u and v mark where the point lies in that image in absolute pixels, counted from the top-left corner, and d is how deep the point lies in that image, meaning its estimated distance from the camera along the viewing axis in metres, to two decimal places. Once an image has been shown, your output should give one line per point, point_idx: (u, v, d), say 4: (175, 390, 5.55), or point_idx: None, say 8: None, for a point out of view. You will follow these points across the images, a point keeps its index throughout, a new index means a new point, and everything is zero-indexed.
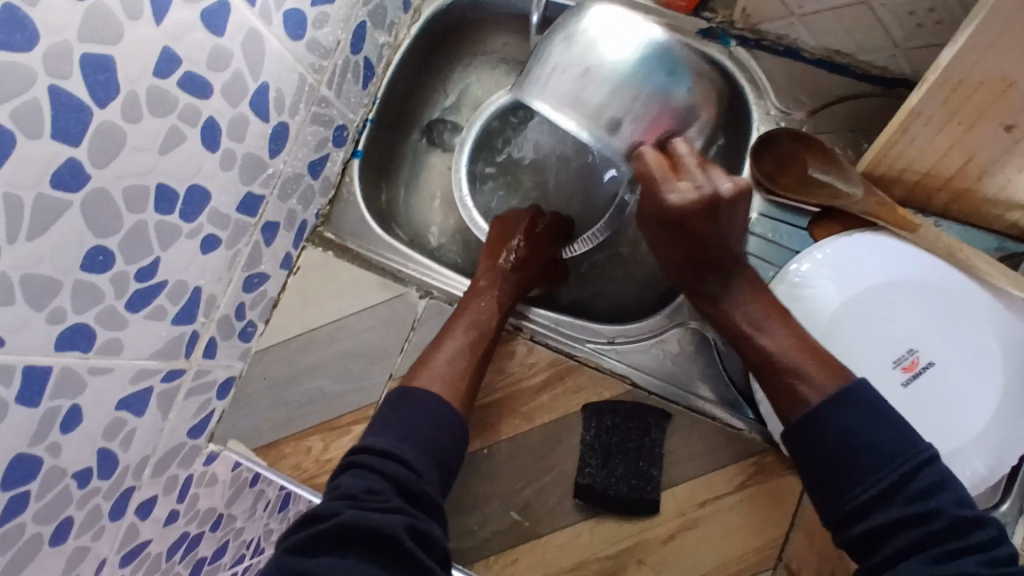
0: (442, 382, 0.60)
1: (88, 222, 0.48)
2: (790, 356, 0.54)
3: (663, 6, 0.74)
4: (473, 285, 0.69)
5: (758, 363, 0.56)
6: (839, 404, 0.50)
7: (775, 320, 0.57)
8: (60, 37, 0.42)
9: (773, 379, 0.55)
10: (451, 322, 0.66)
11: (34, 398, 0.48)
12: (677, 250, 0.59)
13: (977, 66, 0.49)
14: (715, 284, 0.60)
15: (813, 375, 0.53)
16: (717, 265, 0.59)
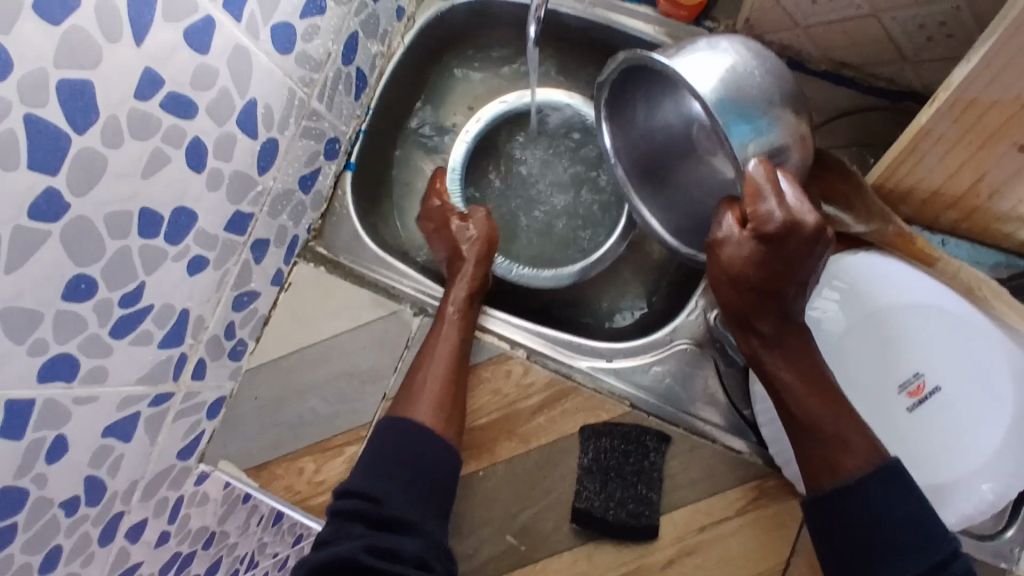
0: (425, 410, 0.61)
1: (70, 250, 0.46)
2: (833, 424, 0.54)
3: (664, 16, 0.71)
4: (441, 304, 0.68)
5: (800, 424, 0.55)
6: (879, 475, 0.52)
7: (819, 383, 0.55)
8: (35, 64, 0.40)
9: (805, 442, 0.55)
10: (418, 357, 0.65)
11: (17, 431, 0.47)
12: (741, 281, 0.56)
13: (992, 86, 0.47)
14: (768, 326, 0.56)
15: (857, 448, 0.53)
16: (782, 308, 0.56)
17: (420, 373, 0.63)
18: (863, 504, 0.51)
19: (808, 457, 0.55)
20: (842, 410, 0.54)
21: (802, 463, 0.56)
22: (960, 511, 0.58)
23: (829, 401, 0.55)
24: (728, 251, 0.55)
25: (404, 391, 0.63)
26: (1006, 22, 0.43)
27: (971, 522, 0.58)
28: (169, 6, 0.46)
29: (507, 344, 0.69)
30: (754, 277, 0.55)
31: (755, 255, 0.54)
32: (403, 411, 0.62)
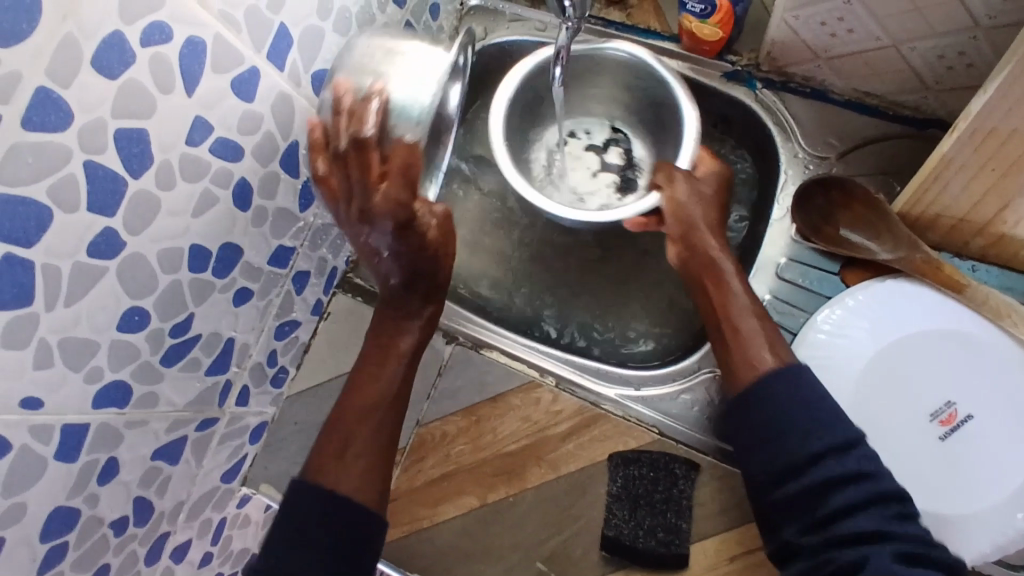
0: (349, 473, 0.54)
1: (125, 285, 0.50)
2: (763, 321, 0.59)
3: (687, 51, 0.73)
4: (376, 342, 0.62)
5: (728, 328, 0.59)
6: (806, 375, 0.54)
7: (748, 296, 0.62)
8: (95, 114, 0.43)
9: (733, 348, 0.58)
10: (348, 397, 0.59)
11: (71, 453, 0.50)
12: (693, 208, 0.64)
13: (1010, 115, 0.48)
14: (713, 246, 0.63)
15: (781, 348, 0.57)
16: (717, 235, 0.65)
17: (346, 414, 0.58)
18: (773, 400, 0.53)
19: (731, 360, 0.58)
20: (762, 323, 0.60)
21: (728, 371, 0.58)
22: (992, 541, 0.56)
23: (757, 306, 0.60)
24: (682, 185, 0.64)
25: (327, 447, 0.55)
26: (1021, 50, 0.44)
27: (1004, 552, 0.57)
28: (218, 59, 0.49)
29: (535, 372, 0.71)
30: (706, 203, 0.65)
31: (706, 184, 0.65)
32: (322, 474, 0.54)
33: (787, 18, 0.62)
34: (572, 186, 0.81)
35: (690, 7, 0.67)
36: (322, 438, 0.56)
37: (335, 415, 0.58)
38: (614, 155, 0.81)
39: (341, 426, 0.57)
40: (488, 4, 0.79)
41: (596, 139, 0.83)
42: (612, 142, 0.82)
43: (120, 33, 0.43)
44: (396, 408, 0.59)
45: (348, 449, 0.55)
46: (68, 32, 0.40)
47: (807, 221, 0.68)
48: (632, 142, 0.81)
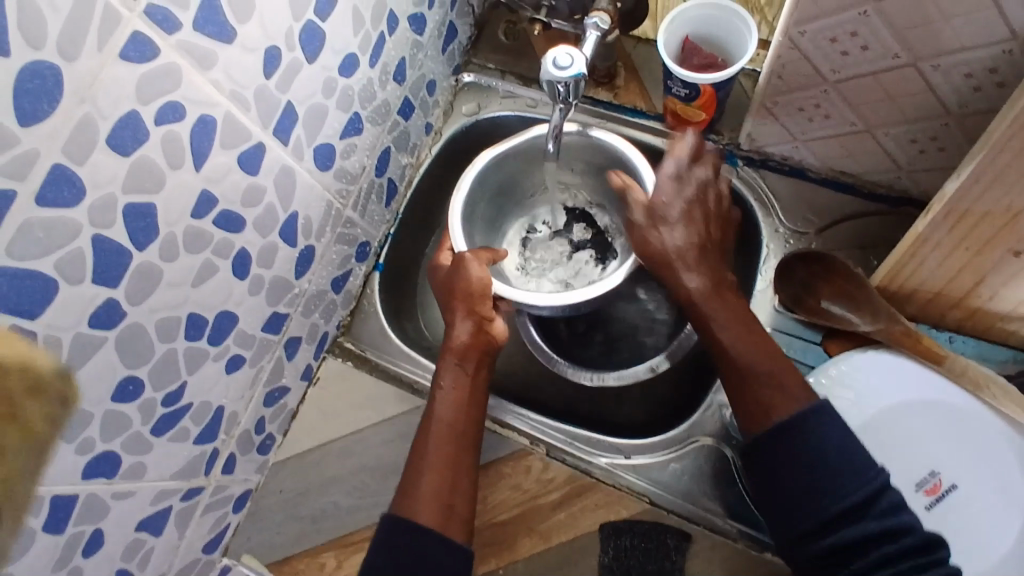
0: (424, 503, 0.56)
1: (123, 355, 0.50)
2: (762, 360, 0.58)
3: (671, 129, 0.77)
4: (444, 379, 0.63)
5: (732, 367, 0.59)
6: (821, 415, 0.54)
7: (752, 326, 0.61)
8: (105, 190, 0.44)
9: (740, 389, 0.58)
10: (425, 430, 0.60)
11: (59, 525, 0.50)
12: (661, 253, 0.64)
13: (983, 197, 0.51)
14: (694, 282, 0.63)
15: (791, 391, 0.56)
16: (702, 253, 0.64)
17: (429, 442, 0.59)
18: (806, 443, 0.53)
19: (746, 404, 0.58)
20: (769, 349, 0.59)
21: (742, 417, 0.58)
22: None
23: (760, 343, 0.59)
24: (644, 225, 0.65)
25: (404, 483, 0.58)
26: (993, 137, 0.46)
27: None
28: (226, 135, 0.51)
29: (526, 440, 0.71)
30: (676, 231, 0.64)
31: (671, 219, 0.65)
32: (402, 507, 0.56)
33: (767, 103, 0.66)
34: (555, 272, 0.82)
35: (676, 91, 0.70)
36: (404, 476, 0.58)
37: (414, 445, 0.60)
38: (577, 231, 0.83)
39: (423, 452, 0.59)
40: (482, 80, 0.83)
41: (553, 222, 0.84)
42: (576, 224, 0.84)
43: (136, 113, 0.44)
44: (468, 448, 0.60)
45: (414, 473, 0.58)
46: (85, 112, 0.41)
47: (789, 294, 0.71)
48: (594, 218, 0.83)
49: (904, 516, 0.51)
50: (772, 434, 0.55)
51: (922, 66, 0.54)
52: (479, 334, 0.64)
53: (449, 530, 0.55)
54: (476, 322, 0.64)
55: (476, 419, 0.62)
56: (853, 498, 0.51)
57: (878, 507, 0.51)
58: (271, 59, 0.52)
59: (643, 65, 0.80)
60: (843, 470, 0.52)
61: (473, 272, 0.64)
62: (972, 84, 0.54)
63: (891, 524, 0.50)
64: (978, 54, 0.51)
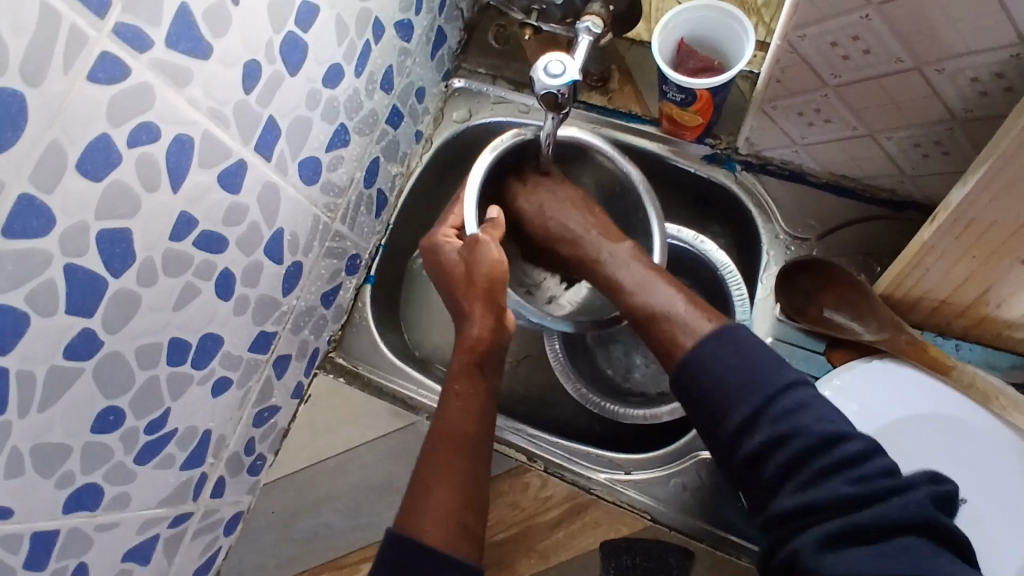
0: (437, 523, 0.53)
1: (101, 385, 0.48)
2: (650, 304, 0.61)
3: (668, 134, 0.75)
4: (453, 378, 0.60)
5: (642, 318, 0.61)
6: (719, 340, 0.54)
7: (649, 268, 0.64)
8: (77, 217, 0.42)
9: (652, 327, 0.60)
10: (434, 435, 0.57)
11: (40, 562, 0.48)
12: (568, 236, 0.70)
13: (990, 206, 0.49)
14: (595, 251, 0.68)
15: (692, 321, 0.57)
16: (599, 228, 0.69)
17: (438, 450, 0.56)
18: (700, 373, 0.53)
19: (650, 331, 0.60)
20: (665, 289, 0.61)
21: (655, 354, 0.60)
22: None
23: (659, 286, 0.62)
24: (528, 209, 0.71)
25: (412, 496, 0.55)
26: (1002, 145, 0.45)
27: None
28: (206, 153, 0.49)
29: (524, 456, 0.69)
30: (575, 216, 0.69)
31: (557, 216, 0.70)
32: (409, 522, 0.54)
33: (766, 107, 0.64)
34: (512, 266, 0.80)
35: (671, 96, 0.68)
36: (410, 488, 0.56)
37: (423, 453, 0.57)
38: None
39: (431, 463, 0.56)
40: (472, 86, 0.81)
41: None
42: None
43: (108, 135, 0.42)
44: (478, 454, 0.57)
45: (423, 484, 0.55)
46: (53, 139, 0.39)
47: (790, 303, 0.69)
48: None
49: (802, 420, 0.49)
50: (679, 368, 0.55)
51: (926, 71, 0.52)
52: (499, 330, 0.60)
53: (463, 549, 0.53)
54: (496, 317, 0.61)
55: (488, 425, 0.59)
56: (747, 410, 0.50)
57: (769, 416, 0.50)
58: (251, 72, 0.50)
59: (638, 68, 0.78)
60: (726, 389, 0.51)
61: (492, 260, 0.60)
62: (979, 88, 0.52)
63: (783, 430, 0.49)
64: (986, 58, 0.49)
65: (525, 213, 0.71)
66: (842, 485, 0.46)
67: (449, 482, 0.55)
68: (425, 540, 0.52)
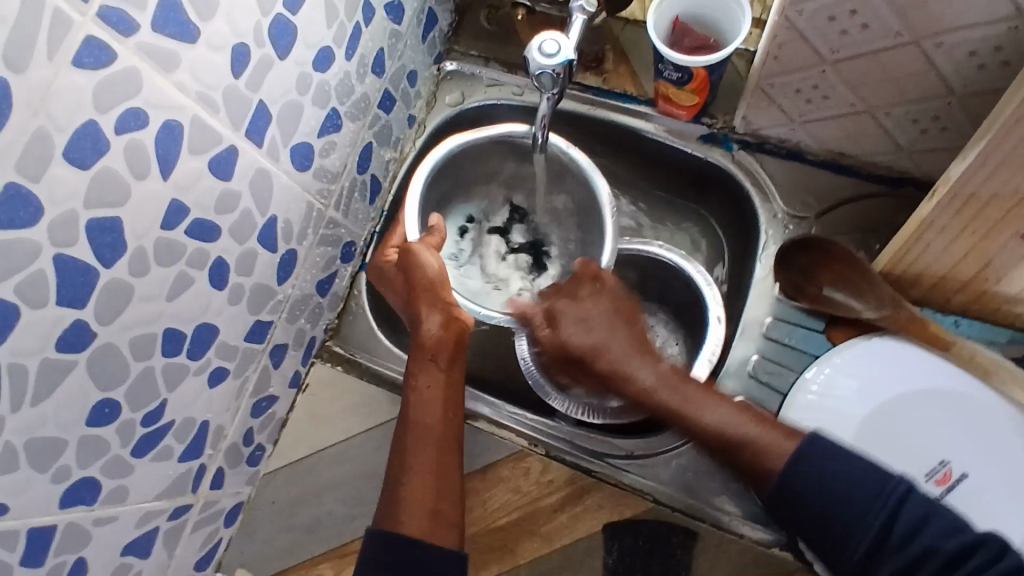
0: (416, 515, 0.53)
1: (95, 377, 0.47)
2: (737, 432, 0.55)
3: (664, 114, 0.74)
4: (412, 378, 0.60)
5: (717, 445, 0.56)
6: (801, 458, 0.52)
7: (713, 394, 0.58)
8: (65, 207, 0.41)
9: (737, 454, 0.55)
10: (401, 432, 0.58)
11: (39, 556, 0.47)
12: (602, 358, 0.60)
13: (990, 180, 0.48)
14: (647, 377, 0.59)
15: (773, 441, 0.54)
16: (633, 337, 0.61)
17: (407, 443, 0.57)
18: (809, 468, 0.51)
19: (737, 467, 0.56)
20: (726, 407, 0.57)
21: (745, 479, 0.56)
22: None
23: (710, 404, 0.57)
24: (553, 329, 0.63)
25: (387, 494, 0.55)
26: (1002, 117, 0.44)
27: None
28: (195, 140, 0.48)
29: (524, 440, 0.68)
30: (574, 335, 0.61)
31: (574, 333, 0.61)
32: (388, 518, 0.53)
33: (762, 85, 0.63)
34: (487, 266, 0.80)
35: (667, 74, 0.67)
36: (386, 488, 0.56)
37: (394, 451, 0.57)
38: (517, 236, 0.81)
39: (403, 459, 0.56)
40: (465, 69, 0.79)
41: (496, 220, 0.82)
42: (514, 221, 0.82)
43: (94, 122, 0.41)
44: (451, 443, 0.57)
45: (396, 480, 0.55)
46: (39, 126, 0.38)
47: (789, 281, 0.68)
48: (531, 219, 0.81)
49: (923, 539, 0.47)
50: (781, 494, 0.53)
51: (925, 45, 0.51)
52: (447, 327, 0.61)
53: (445, 534, 0.53)
54: (443, 314, 0.62)
55: (458, 414, 0.59)
56: (868, 535, 0.49)
57: (890, 544, 0.48)
58: (239, 56, 0.49)
59: (633, 47, 0.77)
60: (846, 518, 0.50)
61: (428, 263, 0.62)
62: (977, 62, 0.51)
63: (915, 551, 0.47)
64: (984, 31, 0.48)
65: (549, 345, 0.64)
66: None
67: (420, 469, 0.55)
68: (406, 531, 0.52)
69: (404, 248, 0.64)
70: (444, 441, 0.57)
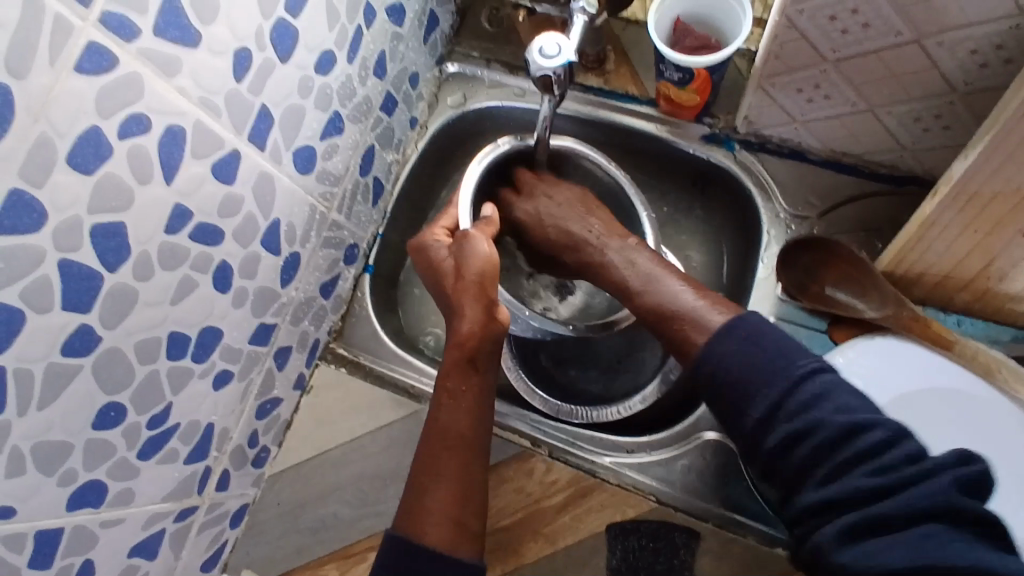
0: (442, 523, 0.52)
1: (101, 381, 0.47)
2: (654, 317, 0.60)
3: (665, 114, 0.74)
4: (447, 376, 0.59)
5: (653, 318, 0.59)
6: (726, 336, 0.53)
7: (669, 279, 0.60)
8: (69, 213, 0.41)
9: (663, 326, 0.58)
10: (431, 435, 0.57)
11: (45, 559, 0.48)
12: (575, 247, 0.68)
13: (993, 178, 0.48)
14: (614, 259, 0.65)
15: (700, 318, 0.56)
16: (602, 224, 0.67)
17: (437, 449, 0.56)
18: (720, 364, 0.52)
19: (671, 344, 0.58)
20: (670, 293, 0.59)
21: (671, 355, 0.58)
22: None
23: (670, 286, 0.60)
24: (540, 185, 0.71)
25: (409, 497, 0.55)
26: (1004, 115, 0.44)
27: None
28: (198, 144, 0.48)
29: (527, 441, 0.69)
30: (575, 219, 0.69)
31: (548, 210, 0.70)
32: (409, 522, 0.53)
33: (764, 85, 0.63)
34: None
35: (669, 75, 0.67)
36: (409, 489, 0.55)
37: (421, 453, 0.56)
38: None
39: (432, 465, 0.55)
40: (467, 70, 0.80)
41: None
42: None
43: (97, 128, 0.41)
44: (479, 454, 0.57)
45: (422, 483, 0.55)
46: (41, 132, 0.38)
47: (792, 280, 0.68)
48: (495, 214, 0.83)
49: (816, 412, 0.48)
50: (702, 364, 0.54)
51: (926, 43, 0.51)
52: (489, 324, 0.59)
53: (467, 546, 0.53)
54: (486, 307, 0.60)
55: (484, 422, 0.58)
56: (765, 405, 0.49)
57: (786, 410, 0.49)
58: (241, 61, 0.50)
59: (635, 48, 0.77)
60: (753, 379, 0.50)
61: (481, 254, 0.61)
62: (978, 60, 0.51)
63: (809, 430, 0.48)
64: (985, 29, 0.48)
65: (524, 220, 0.71)
66: (864, 478, 0.45)
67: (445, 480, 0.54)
68: (427, 538, 0.52)
69: (459, 237, 0.62)
70: (474, 454, 0.56)
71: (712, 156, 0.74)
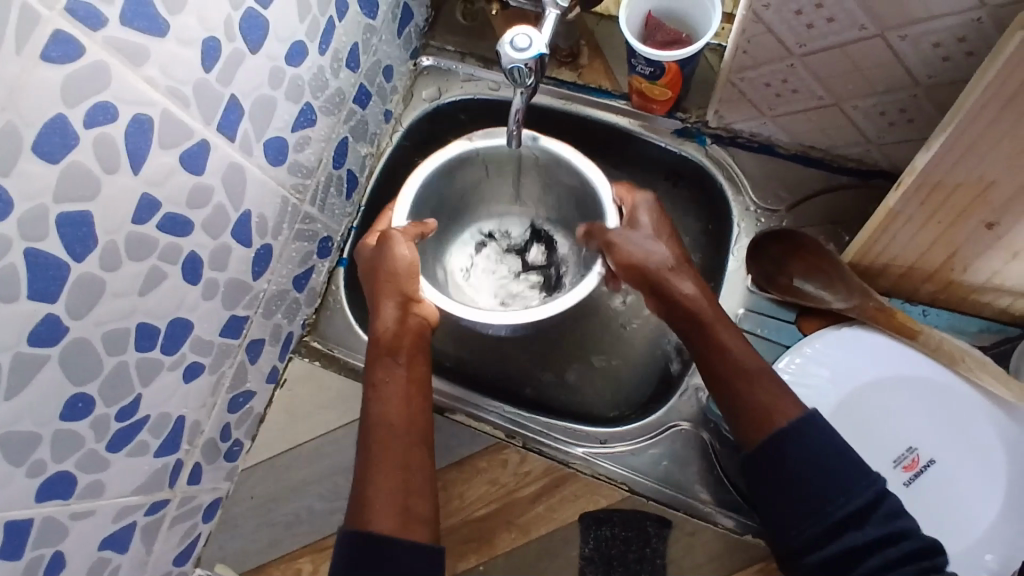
0: (387, 508, 0.51)
1: (68, 372, 0.47)
2: (743, 357, 0.57)
3: (638, 109, 0.75)
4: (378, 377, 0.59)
5: (727, 373, 0.57)
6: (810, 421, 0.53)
7: (734, 329, 0.59)
8: (36, 200, 0.41)
9: (738, 390, 0.56)
10: (366, 431, 0.56)
11: (14, 551, 0.47)
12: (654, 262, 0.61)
13: (956, 169, 0.49)
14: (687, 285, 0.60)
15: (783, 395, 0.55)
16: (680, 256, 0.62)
17: (372, 440, 0.55)
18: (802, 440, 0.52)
19: (745, 404, 0.55)
20: (747, 344, 0.58)
21: (737, 417, 0.55)
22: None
23: (736, 340, 0.57)
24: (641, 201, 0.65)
25: (355, 494, 0.53)
26: (963, 108, 0.45)
27: None
28: (168, 133, 0.48)
29: (500, 433, 0.69)
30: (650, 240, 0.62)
31: None
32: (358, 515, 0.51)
33: (733, 79, 0.64)
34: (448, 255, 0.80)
35: (639, 69, 0.68)
36: (357, 486, 0.53)
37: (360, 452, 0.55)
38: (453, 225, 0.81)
39: (371, 456, 0.54)
40: (441, 64, 0.80)
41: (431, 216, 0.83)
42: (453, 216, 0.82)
43: (63, 116, 0.41)
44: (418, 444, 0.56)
45: (364, 480, 0.53)
46: (7, 120, 0.38)
47: (761, 272, 0.69)
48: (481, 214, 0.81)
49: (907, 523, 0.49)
50: (789, 438, 0.52)
51: (890, 37, 0.52)
52: (409, 324, 0.61)
53: (418, 530, 0.51)
54: (406, 310, 0.62)
55: (423, 411, 0.58)
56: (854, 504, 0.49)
57: (882, 513, 0.49)
58: (210, 50, 0.49)
59: (607, 42, 0.78)
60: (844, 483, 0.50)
61: (407, 258, 0.62)
62: (941, 54, 0.52)
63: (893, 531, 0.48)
64: (948, 22, 0.49)
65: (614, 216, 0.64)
66: None
67: (387, 467, 0.53)
68: (375, 527, 0.50)
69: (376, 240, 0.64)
70: (414, 444, 0.55)
71: (684, 151, 0.74)
